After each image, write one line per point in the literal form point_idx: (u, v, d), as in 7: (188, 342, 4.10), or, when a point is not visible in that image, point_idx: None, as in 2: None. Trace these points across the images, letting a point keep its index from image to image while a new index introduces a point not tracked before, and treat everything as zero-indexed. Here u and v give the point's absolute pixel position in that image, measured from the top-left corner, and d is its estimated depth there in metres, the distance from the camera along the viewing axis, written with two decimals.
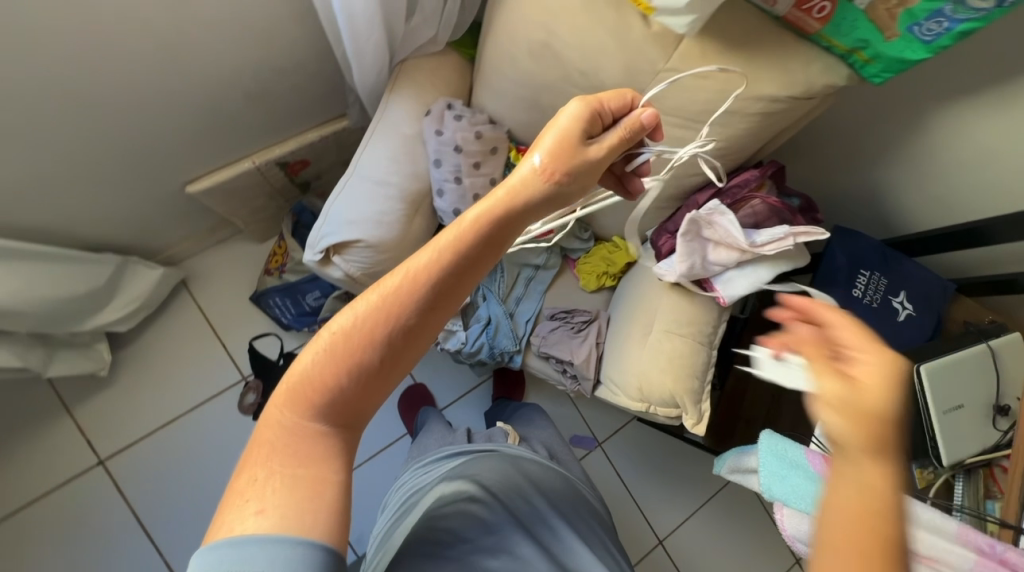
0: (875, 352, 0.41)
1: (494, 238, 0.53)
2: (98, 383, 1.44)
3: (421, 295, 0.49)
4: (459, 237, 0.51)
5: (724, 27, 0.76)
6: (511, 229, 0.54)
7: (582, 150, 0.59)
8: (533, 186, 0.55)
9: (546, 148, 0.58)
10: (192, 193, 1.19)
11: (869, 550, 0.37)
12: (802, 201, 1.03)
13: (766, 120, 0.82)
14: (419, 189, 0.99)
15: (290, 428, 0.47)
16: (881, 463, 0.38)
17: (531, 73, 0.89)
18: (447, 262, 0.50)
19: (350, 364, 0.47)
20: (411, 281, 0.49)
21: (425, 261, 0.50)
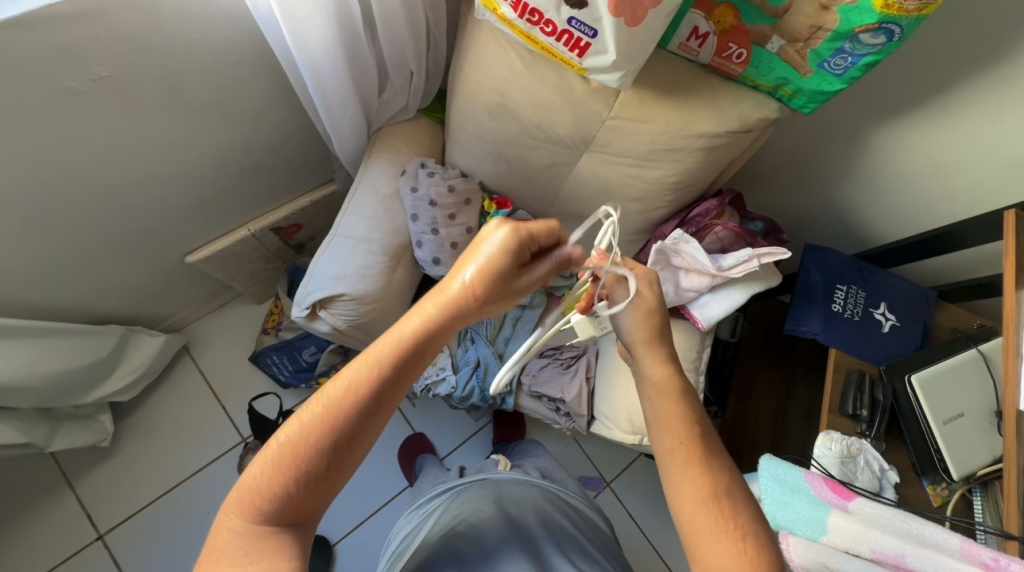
0: (642, 271, 0.74)
1: (419, 353, 0.59)
2: (100, 454, 1.46)
3: (359, 404, 0.56)
4: (393, 351, 0.57)
5: (657, 80, 0.87)
6: (437, 342, 0.60)
7: (508, 275, 0.63)
8: (462, 304, 0.60)
9: (479, 268, 0.61)
10: (192, 263, 1.27)
11: (668, 385, 0.72)
12: (764, 224, 1.08)
13: (711, 153, 0.90)
14: (399, 242, 1.05)
15: (241, 534, 0.53)
16: (659, 335, 0.73)
17: (492, 131, 0.97)
18: (384, 373, 0.57)
19: (295, 473, 0.54)
20: (350, 393, 0.55)
21: (362, 375, 0.56)
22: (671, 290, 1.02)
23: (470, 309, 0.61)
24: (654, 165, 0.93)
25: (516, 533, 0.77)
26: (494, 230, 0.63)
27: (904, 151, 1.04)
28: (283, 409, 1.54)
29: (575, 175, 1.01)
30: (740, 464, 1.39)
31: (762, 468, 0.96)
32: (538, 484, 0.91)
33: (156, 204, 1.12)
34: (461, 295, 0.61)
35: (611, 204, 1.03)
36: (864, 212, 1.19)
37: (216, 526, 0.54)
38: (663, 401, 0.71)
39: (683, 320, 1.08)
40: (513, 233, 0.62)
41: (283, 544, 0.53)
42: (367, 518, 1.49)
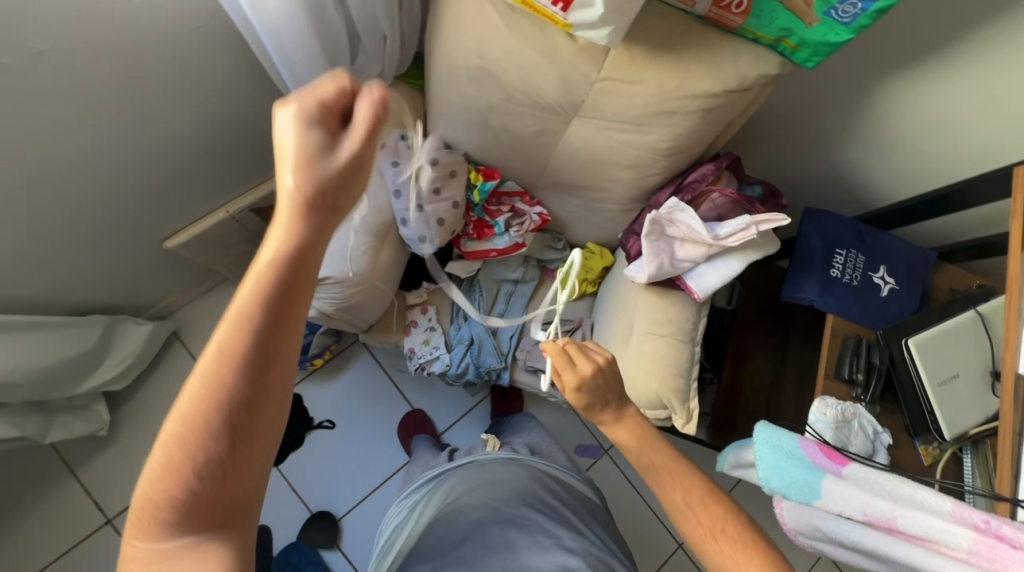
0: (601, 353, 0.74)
1: (290, 293, 0.45)
2: (100, 442, 1.46)
3: (235, 373, 0.44)
4: (252, 308, 0.44)
5: (649, 36, 0.80)
6: (310, 267, 0.45)
7: (328, 158, 0.44)
8: (297, 220, 0.44)
9: (291, 174, 0.43)
10: (170, 249, 1.23)
11: (637, 437, 0.71)
12: (763, 188, 1.04)
13: (708, 115, 0.85)
14: (383, 220, 1.00)
15: (156, 546, 0.47)
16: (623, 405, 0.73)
17: (474, 99, 0.91)
18: (249, 337, 0.44)
19: (187, 474, 0.45)
20: (218, 373, 0.44)
21: (227, 350, 0.44)
22: (667, 261, 0.99)
23: (310, 218, 0.44)
24: (648, 129, 0.88)
25: (501, 522, 0.77)
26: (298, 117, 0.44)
27: (911, 106, 0.99)
28: None
29: (565, 142, 0.96)
30: (734, 429, 1.40)
31: (758, 435, 0.96)
32: (523, 464, 0.92)
33: (125, 189, 1.07)
34: (302, 194, 0.43)
35: (603, 173, 0.98)
36: (867, 172, 1.15)
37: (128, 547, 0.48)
38: (637, 447, 0.71)
39: (680, 291, 1.06)
40: (311, 103, 0.45)
41: (207, 551, 0.47)
42: (370, 493, 1.52)
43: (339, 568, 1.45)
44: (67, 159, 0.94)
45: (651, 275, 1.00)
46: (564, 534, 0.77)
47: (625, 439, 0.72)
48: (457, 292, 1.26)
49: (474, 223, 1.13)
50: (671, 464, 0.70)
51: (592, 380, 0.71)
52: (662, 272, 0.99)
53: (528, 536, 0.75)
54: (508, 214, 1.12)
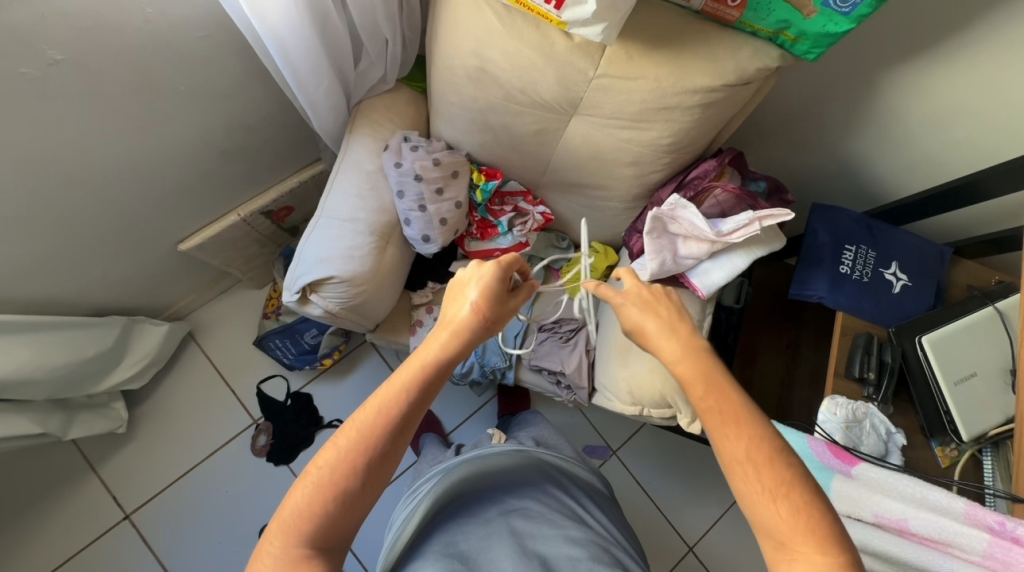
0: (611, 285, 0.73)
1: (440, 371, 0.64)
2: (118, 440, 1.51)
3: (386, 429, 0.60)
4: (418, 371, 0.62)
5: (645, 32, 0.80)
6: (456, 363, 0.65)
7: (505, 299, 0.69)
8: (472, 324, 0.66)
9: (481, 292, 0.67)
10: (183, 251, 1.26)
11: (697, 371, 0.62)
12: (768, 183, 1.01)
13: (707, 110, 0.84)
14: (387, 221, 1.02)
15: (283, 555, 0.57)
16: (671, 336, 0.66)
17: (474, 99, 0.92)
18: (410, 397, 0.61)
19: (333, 496, 0.58)
20: (381, 415, 0.60)
21: (392, 399, 0.61)
22: (669, 258, 0.98)
23: (475, 330, 0.66)
24: (646, 126, 0.88)
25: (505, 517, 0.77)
26: (478, 267, 0.70)
27: (920, 97, 0.96)
28: (291, 391, 1.59)
29: (564, 141, 0.96)
30: None
31: None
32: (526, 456, 0.91)
33: (140, 194, 1.10)
34: (466, 318, 0.66)
35: (603, 171, 0.99)
36: (876, 167, 1.12)
37: (258, 551, 0.58)
38: (691, 382, 0.62)
39: (684, 288, 1.04)
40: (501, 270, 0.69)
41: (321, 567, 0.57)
42: (379, 492, 1.53)
43: (349, 566, 1.47)
44: (83, 164, 0.97)
45: (654, 273, 0.99)
46: (571, 526, 0.77)
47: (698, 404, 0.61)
48: None
49: (477, 223, 1.16)
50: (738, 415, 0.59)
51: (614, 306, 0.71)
52: (665, 269, 0.99)
53: (533, 527, 0.75)
54: (511, 214, 1.15)
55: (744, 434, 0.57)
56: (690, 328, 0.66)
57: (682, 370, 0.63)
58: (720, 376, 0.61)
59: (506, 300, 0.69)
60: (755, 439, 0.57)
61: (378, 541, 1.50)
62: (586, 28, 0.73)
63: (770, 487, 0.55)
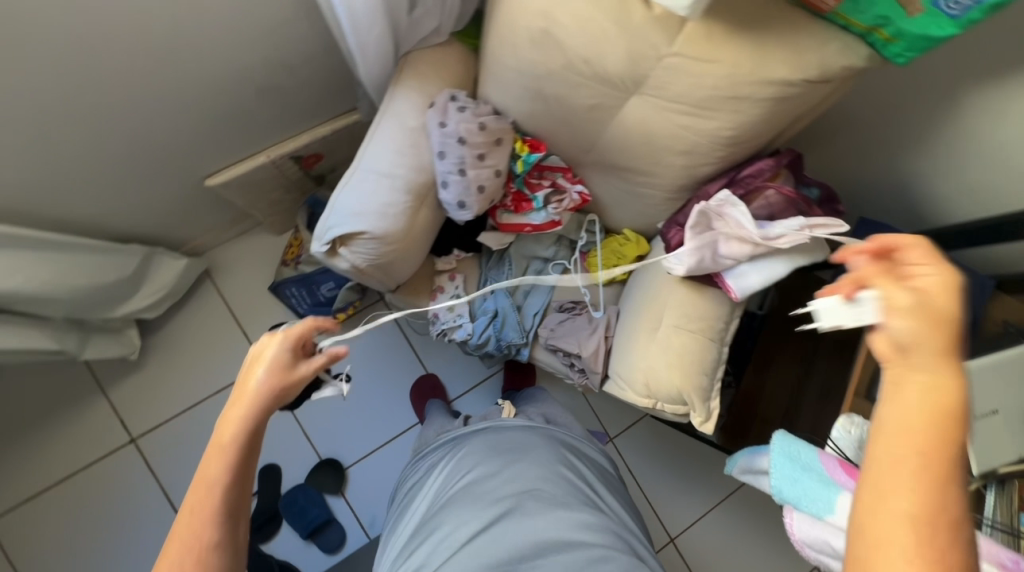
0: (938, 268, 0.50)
1: (245, 451, 0.61)
2: (129, 366, 1.53)
3: (207, 525, 0.59)
4: (217, 462, 0.60)
5: (728, 11, 0.75)
6: (258, 438, 0.63)
7: (294, 370, 0.66)
8: (261, 400, 0.63)
9: (264, 369, 0.65)
10: (210, 187, 1.24)
11: (951, 414, 0.44)
12: (821, 191, 0.98)
13: (779, 105, 0.80)
14: (424, 181, 0.99)
15: None
16: (951, 366, 0.45)
17: (532, 64, 0.88)
18: (219, 484, 0.60)
19: None
20: (193, 511, 0.59)
21: (203, 493, 0.59)
22: (709, 256, 0.96)
23: (268, 406, 0.64)
24: (710, 115, 0.84)
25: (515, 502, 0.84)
26: (265, 340, 0.67)
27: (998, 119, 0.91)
28: None
29: (618, 120, 0.92)
30: (747, 435, 1.40)
31: (774, 444, 0.97)
32: (534, 438, 0.97)
33: (174, 122, 1.07)
34: (262, 387, 0.64)
35: (653, 157, 0.95)
36: (933, 188, 1.08)
37: None
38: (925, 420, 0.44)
39: (716, 288, 1.04)
40: (281, 344, 0.67)
41: None
42: (379, 448, 1.60)
43: (341, 513, 1.57)
44: (119, 81, 0.94)
45: (691, 269, 0.97)
46: (578, 510, 0.84)
47: (905, 448, 0.44)
48: (485, 264, 1.29)
49: (513, 195, 1.13)
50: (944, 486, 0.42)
51: (928, 292, 0.49)
52: (702, 266, 0.97)
53: (548, 510, 0.83)
54: (548, 189, 1.12)
55: (938, 503, 0.42)
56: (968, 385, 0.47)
57: (926, 397, 0.45)
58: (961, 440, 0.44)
59: (296, 367, 0.67)
60: (954, 515, 0.42)
61: (371, 493, 1.59)
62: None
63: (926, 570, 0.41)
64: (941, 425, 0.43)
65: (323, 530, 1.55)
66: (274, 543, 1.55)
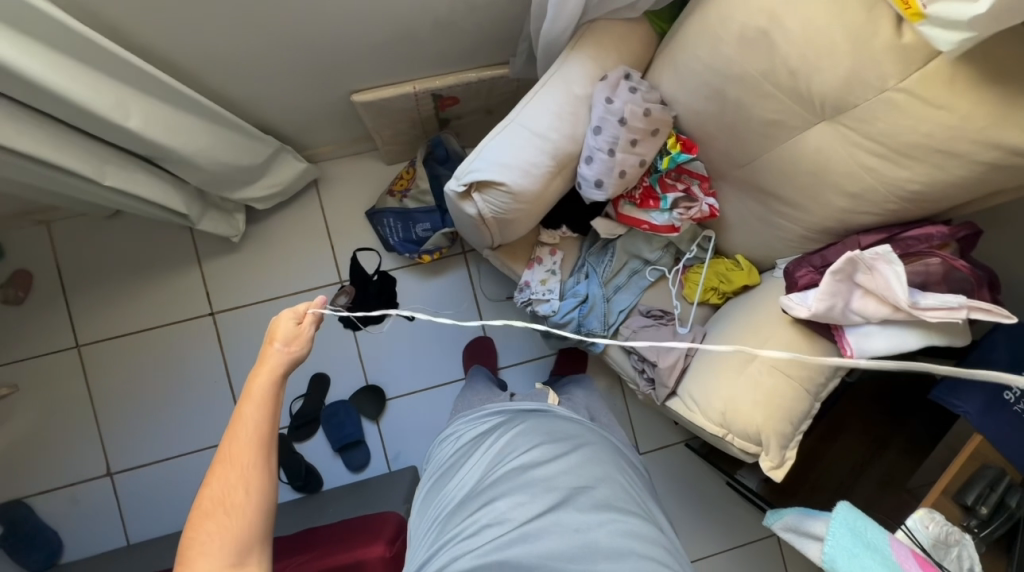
0: None
1: (271, 396, 0.76)
2: (227, 246, 1.63)
3: (248, 457, 0.72)
4: (252, 405, 0.74)
5: (976, 59, 0.70)
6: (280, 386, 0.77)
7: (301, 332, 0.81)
8: (279, 355, 0.78)
9: (276, 334, 0.79)
10: (356, 102, 1.28)
11: None
12: (985, 274, 0.90)
13: (991, 173, 0.74)
14: (571, 151, 0.99)
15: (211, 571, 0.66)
16: None
17: (730, 63, 0.85)
18: (255, 424, 0.73)
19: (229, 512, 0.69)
20: (234, 447, 0.72)
21: (240, 430, 0.73)
22: (839, 305, 0.92)
23: (285, 358, 0.78)
24: (906, 163, 0.79)
25: (572, 500, 0.83)
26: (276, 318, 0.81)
27: None
28: (380, 269, 1.65)
29: (795, 144, 0.88)
30: (794, 496, 1.35)
31: (837, 512, 0.93)
32: (591, 438, 0.94)
33: (352, 31, 1.11)
34: (276, 358, 0.77)
35: (816, 192, 0.90)
36: None
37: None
38: None
39: (829, 339, 0.99)
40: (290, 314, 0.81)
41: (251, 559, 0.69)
42: (421, 391, 1.66)
43: (371, 439, 1.65)
44: None
45: (815, 313, 0.93)
46: (631, 519, 0.84)
47: None
48: (587, 248, 1.28)
49: (642, 188, 1.10)
50: None
51: None
52: (829, 314, 0.92)
53: (603, 513, 0.83)
54: (680, 193, 1.09)
55: None
56: None
57: None
58: None
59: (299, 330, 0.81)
60: None
61: (402, 430, 1.65)
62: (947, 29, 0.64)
63: None
64: None
65: (351, 449, 1.62)
66: (305, 445, 1.64)
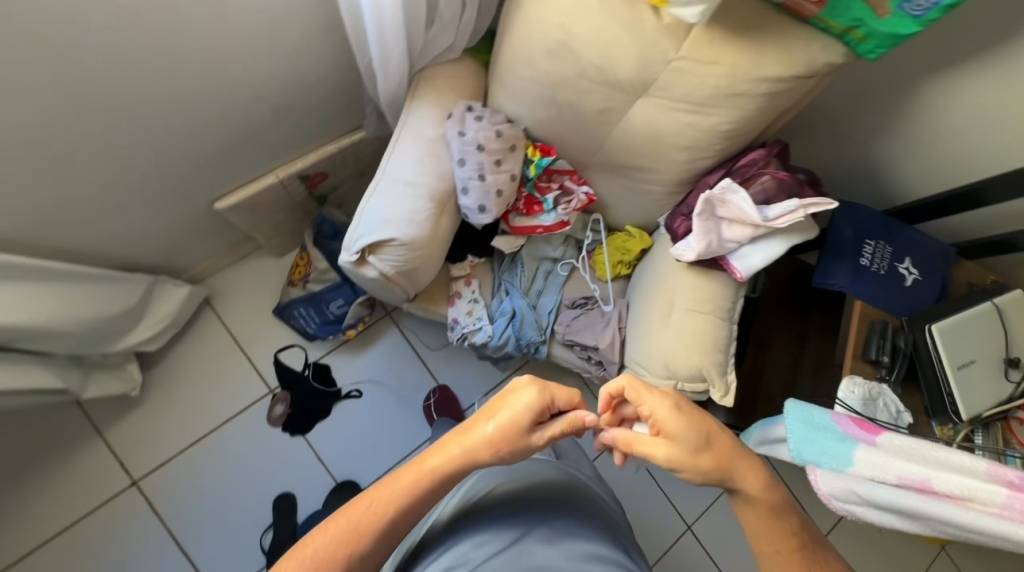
0: (747, 477, 0.69)
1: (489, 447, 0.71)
2: (128, 404, 1.46)
3: (401, 495, 0.71)
4: (473, 446, 0.71)
5: (725, 17, 0.85)
6: (498, 452, 0.71)
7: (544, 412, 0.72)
8: (516, 420, 0.70)
9: (537, 395, 0.71)
10: (220, 210, 1.23)
11: (789, 534, 0.69)
12: (807, 175, 1.08)
13: (772, 99, 0.90)
14: (446, 188, 1.04)
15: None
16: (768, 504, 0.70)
17: (548, 74, 0.96)
18: (457, 462, 0.71)
19: (355, 546, 0.70)
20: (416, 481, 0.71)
21: (437, 464, 0.72)
22: (714, 240, 1.05)
23: (512, 426, 0.70)
24: (712, 110, 0.93)
25: (532, 535, 0.81)
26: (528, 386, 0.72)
27: (948, 106, 1.05)
28: (309, 361, 1.58)
29: (626, 121, 1.01)
30: (755, 411, 1.49)
31: (788, 411, 0.98)
32: (557, 468, 0.92)
33: (189, 144, 1.08)
34: (509, 423, 0.70)
35: (659, 154, 1.03)
36: (897, 170, 1.21)
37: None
38: (765, 522, 0.70)
39: (720, 270, 1.13)
40: (547, 389, 0.72)
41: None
42: (393, 467, 1.56)
43: None
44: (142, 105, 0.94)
45: (700, 253, 1.06)
46: (596, 546, 0.81)
47: (769, 547, 0.70)
48: (499, 267, 1.32)
49: (524, 199, 1.19)
50: (775, 540, 0.69)
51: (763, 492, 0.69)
52: (710, 250, 1.06)
53: (564, 543, 0.80)
54: (557, 191, 1.19)
55: (780, 547, 0.69)
56: (795, 518, 0.70)
57: (756, 524, 0.70)
58: (792, 532, 0.69)
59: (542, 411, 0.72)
60: (789, 545, 0.69)
61: None
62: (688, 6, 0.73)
63: (775, 557, 0.69)
64: (770, 525, 0.70)
65: None
66: None
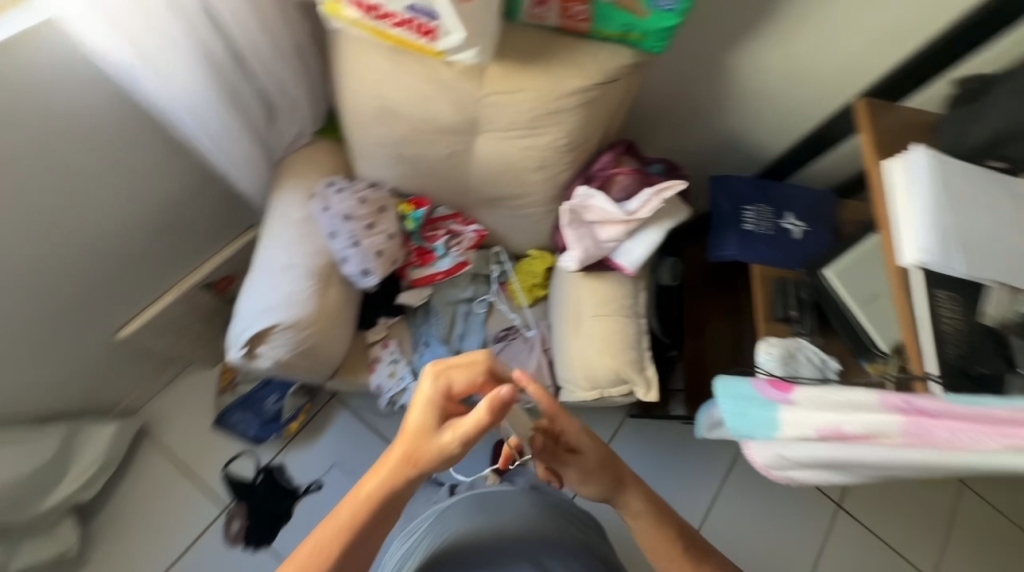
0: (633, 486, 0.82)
1: (407, 464, 0.66)
2: (71, 561, 1.38)
3: (336, 534, 0.65)
4: (391, 466, 0.66)
5: (516, 50, 0.92)
6: (420, 467, 0.66)
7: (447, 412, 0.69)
8: (425, 425, 0.67)
9: (430, 394, 0.68)
10: (122, 338, 1.25)
11: (673, 525, 0.82)
12: (664, 164, 1.14)
13: (588, 107, 0.96)
14: (324, 262, 1.06)
15: None
16: (650, 503, 0.82)
17: (385, 135, 1.02)
18: (384, 487, 0.66)
19: None
20: (351, 516, 0.65)
21: (369, 490, 0.66)
22: (591, 245, 1.09)
23: (424, 430, 0.67)
24: (539, 130, 0.99)
25: None
26: (427, 383, 0.69)
27: (763, 71, 1.13)
28: (260, 466, 1.50)
29: (475, 158, 1.06)
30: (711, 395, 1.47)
31: (718, 388, 0.93)
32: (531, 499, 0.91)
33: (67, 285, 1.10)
34: (419, 429, 0.67)
35: (517, 179, 1.08)
36: (753, 136, 1.28)
37: None
38: (650, 524, 0.81)
39: (615, 271, 1.14)
40: (444, 383, 0.69)
41: None
42: None
43: None
44: None
45: (581, 261, 1.09)
46: None
47: (661, 542, 0.81)
48: (414, 321, 1.31)
49: (415, 251, 1.22)
50: (662, 533, 0.81)
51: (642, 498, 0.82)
52: (590, 255, 1.09)
53: None
54: (445, 237, 1.21)
55: (671, 537, 0.81)
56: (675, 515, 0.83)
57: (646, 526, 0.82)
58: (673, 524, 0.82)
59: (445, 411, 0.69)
60: (676, 535, 0.81)
61: None
62: (461, 50, 0.82)
63: (666, 548, 0.80)
64: (658, 522, 0.81)
65: None
66: None
